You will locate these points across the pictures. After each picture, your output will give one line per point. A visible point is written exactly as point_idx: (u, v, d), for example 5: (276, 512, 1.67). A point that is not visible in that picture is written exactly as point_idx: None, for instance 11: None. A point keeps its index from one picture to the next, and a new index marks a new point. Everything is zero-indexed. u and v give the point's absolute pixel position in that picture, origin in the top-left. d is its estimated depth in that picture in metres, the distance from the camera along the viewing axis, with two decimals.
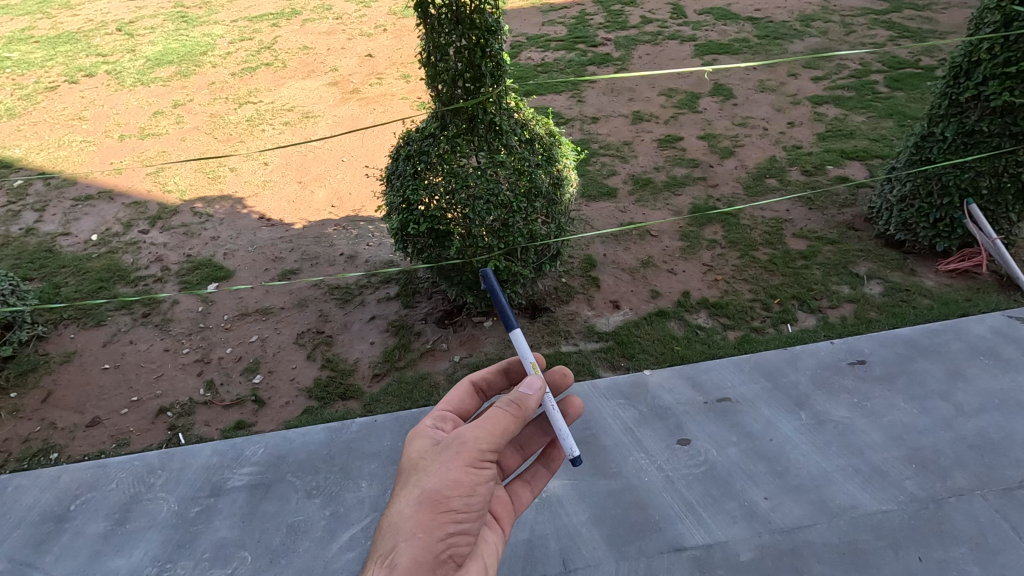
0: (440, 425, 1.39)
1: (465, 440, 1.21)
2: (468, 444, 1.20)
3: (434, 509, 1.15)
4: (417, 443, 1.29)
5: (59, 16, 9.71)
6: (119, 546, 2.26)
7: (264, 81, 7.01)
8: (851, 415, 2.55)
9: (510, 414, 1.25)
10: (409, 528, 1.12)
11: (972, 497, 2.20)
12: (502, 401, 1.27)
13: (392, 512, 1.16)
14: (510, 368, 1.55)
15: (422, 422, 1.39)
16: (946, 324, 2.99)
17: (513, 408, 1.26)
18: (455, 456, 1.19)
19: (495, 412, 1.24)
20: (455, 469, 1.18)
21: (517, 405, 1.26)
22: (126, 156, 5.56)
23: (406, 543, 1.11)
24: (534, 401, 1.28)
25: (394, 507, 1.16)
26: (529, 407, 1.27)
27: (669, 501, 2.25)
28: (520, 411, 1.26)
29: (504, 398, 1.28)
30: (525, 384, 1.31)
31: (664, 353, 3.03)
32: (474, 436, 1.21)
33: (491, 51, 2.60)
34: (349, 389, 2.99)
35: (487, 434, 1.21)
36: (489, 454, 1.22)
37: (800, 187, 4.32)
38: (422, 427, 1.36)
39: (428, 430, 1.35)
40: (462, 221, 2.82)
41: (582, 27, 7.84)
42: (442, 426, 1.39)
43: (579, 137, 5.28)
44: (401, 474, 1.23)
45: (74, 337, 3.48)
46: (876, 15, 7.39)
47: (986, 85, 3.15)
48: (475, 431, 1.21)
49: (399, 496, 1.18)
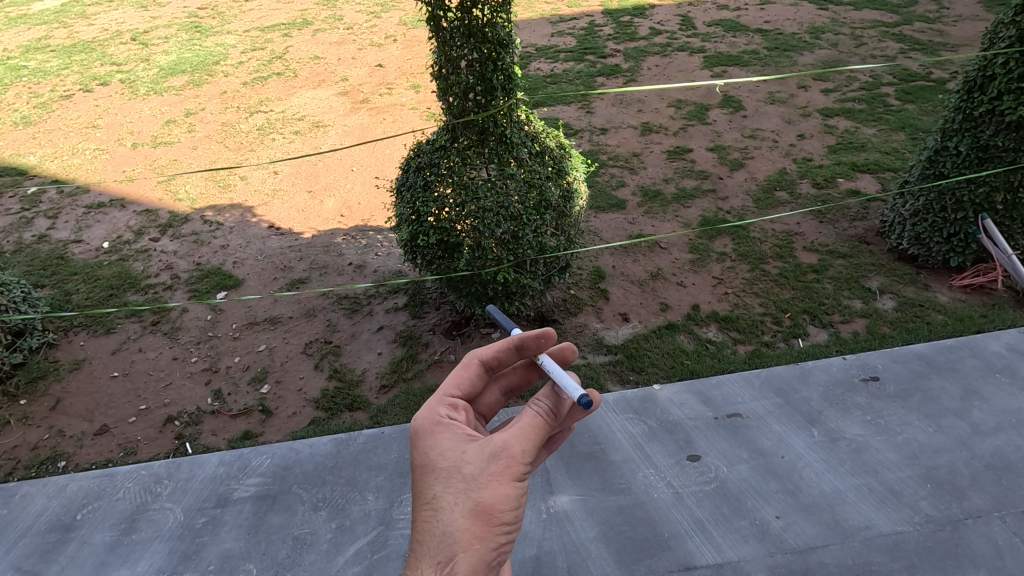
0: (455, 413, 1.31)
1: (513, 450, 1.16)
2: (516, 455, 1.16)
3: (487, 522, 1.12)
4: (447, 441, 1.22)
5: (75, 26, 9.86)
6: (125, 556, 2.26)
7: (275, 90, 7.08)
8: (863, 433, 2.51)
9: (547, 416, 1.21)
10: (465, 539, 1.10)
11: (991, 519, 2.15)
12: (535, 406, 1.22)
13: (442, 520, 1.12)
14: (522, 346, 1.36)
15: (436, 410, 1.29)
16: (961, 341, 2.95)
17: (547, 409, 1.22)
18: (506, 469, 1.15)
19: (535, 418, 1.20)
20: (506, 482, 1.14)
21: (552, 405, 1.22)
22: (138, 164, 5.61)
23: (465, 555, 1.09)
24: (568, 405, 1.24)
25: (442, 515, 1.12)
26: (563, 412, 1.23)
27: (679, 517, 2.22)
28: (554, 417, 1.22)
29: (542, 402, 1.23)
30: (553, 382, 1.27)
31: (674, 367, 2.99)
32: (520, 446, 1.17)
33: (502, 65, 2.60)
34: (356, 400, 2.98)
35: (534, 446, 1.17)
36: (532, 464, 1.18)
37: (810, 200, 4.29)
38: (438, 422, 1.27)
39: (450, 423, 1.26)
40: (472, 233, 2.81)
41: (591, 38, 7.87)
42: (458, 414, 1.32)
43: (587, 148, 5.29)
44: (438, 475, 1.17)
45: (84, 345, 3.50)
46: (887, 27, 7.37)
47: (1001, 100, 3.12)
48: (523, 443, 1.17)
49: (444, 501, 1.13)
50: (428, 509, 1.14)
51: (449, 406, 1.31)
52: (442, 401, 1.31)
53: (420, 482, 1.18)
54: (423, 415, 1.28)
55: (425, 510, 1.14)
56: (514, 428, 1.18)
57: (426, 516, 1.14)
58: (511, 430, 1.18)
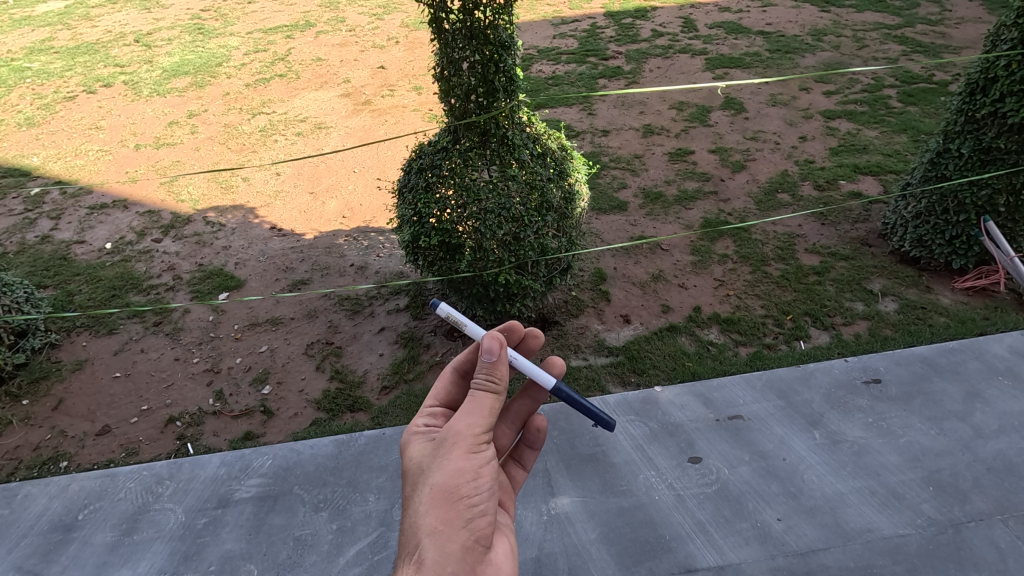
0: (432, 420, 1.36)
1: (458, 428, 1.20)
2: (463, 431, 1.20)
3: (448, 501, 1.13)
4: (417, 445, 1.27)
5: (78, 28, 9.90)
6: (127, 557, 2.26)
7: (277, 91, 7.10)
8: (866, 435, 2.50)
9: (491, 388, 1.25)
10: (429, 524, 1.10)
11: (993, 522, 2.15)
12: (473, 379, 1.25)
13: (411, 513, 1.14)
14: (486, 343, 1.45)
15: (414, 422, 1.36)
16: (964, 344, 2.95)
17: (485, 379, 1.25)
18: (455, 445, 1.18)
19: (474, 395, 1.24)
20: (459, 458, 1.17)
21: (490, 376, 1.25)
22: (141, 165, 5.63)
23: (430, 539, 1.09)
24: (500, 362, 1.26)
25: (411, 510, 1.14)
26: (496, 371, 1.26)
27: (680, 519, 2.21)
28: (490, 381, 1.25)
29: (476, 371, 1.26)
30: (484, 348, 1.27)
31: (675, 368, 2.99)
32: (465, 422, 1.21)
33: (503, 66, 2.60)
34: (357, 401, 2.98)
35: (478, 418, 1.21)
36: (484, 435, 1.21)
37: (812, 202, 4.29)
38: (413, 430, 1.32)
39: (422, 429, 1.32)
40: (473, 234, 2.81)
41: (593, 41, 7.88)
42: (436, 420, 1.37)
43: (589, 150, 5.29)
44: (409, 477, 1.21)
45: (86, 345, 3.51)
46: (889, 30, 7.37)
47: (1003, 102, 3.11)
48: (467, 419, 1.21)
49: (413, 498, 1.16)
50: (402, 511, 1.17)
51: (426, 416, 1.37)
52: (421, 411, 1.38)
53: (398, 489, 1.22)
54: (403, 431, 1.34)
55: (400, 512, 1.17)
56: (459, 410, 1.23)
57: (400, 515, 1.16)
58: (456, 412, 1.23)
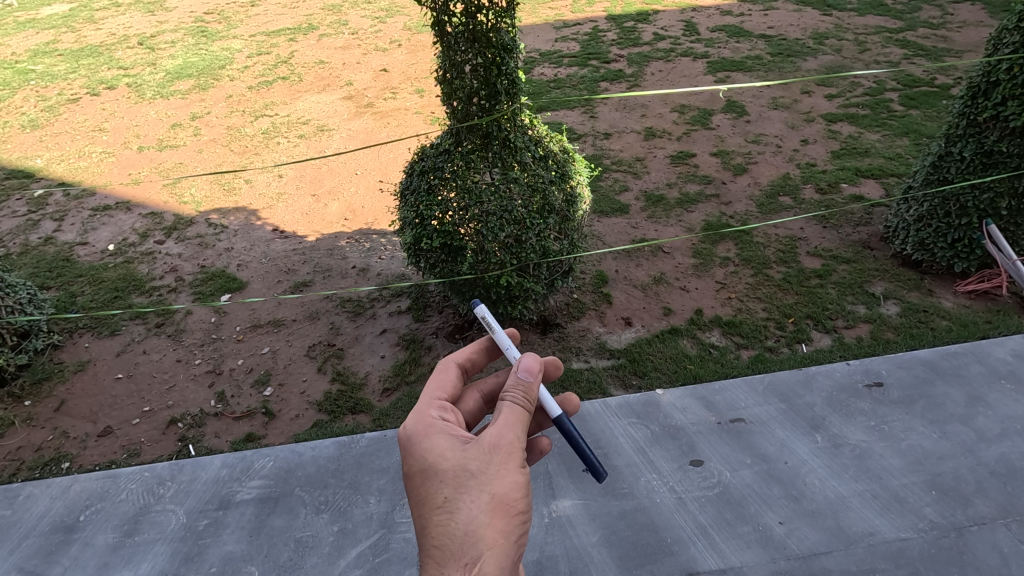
0: (446, 414, 1.28)
1: (510, 438, 1.18)
2: (513, 442, 1.18)
3: (505, 513, 1.10)
4: (443, 442, 1.19)
5: (83, 31, 9.95)
6: (128, 558, 2.26)
7: (280, 94, 7.12)
8: (868, 438, 2.50)
9: (526, 408, 1.25)
10: (489, 535, 1.07)
11: (995, 526, 2.14)
12: (514, 395, 1.25)
13: (460, 519, 1.08)
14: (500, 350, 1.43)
15: (427, 413, 1.26)
16: (966, 347, 2.94)
17: (522, 398, 1.25)
18: (509, 456, 1.16)
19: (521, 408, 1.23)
20: (511, 467, 1.15)
21: (525, 395, 1.26)
22: (143, 168, 5.64)
23: (491, 552, 1.06)
24: (536, 387, 1.28)
25: (460, 514, 1.09)
26: (533, 394, 1.27)
27: (681, 523, 2.21)
28: (529, 402, 1.26)
29: (514, 390, 1.25)
30: (524, 370, 1.28)
31: (676, 371, 2.99)
32: (513, 434, 1.19)
33: (506, 69, 2.59)
34: (359, 403, 2.99)
35: (524, 431, 1.21)
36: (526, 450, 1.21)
37: (814, 206, 4.28)
38: (433, 422, 1.23)
39: (441, 424, 1.24)
40: (474, 237, 2.81)
41: (594, 44, 7.90)
42: (448, 415, 1.29)
43: (590, 153, 5.29)
44: (444, 478, 1.13)
45: (89, 346, 3.52)
46: (891, 33, 7.37)
47: (1005, 106, 3.10)
48: (514, 430, 1.19)
49: (458, 501, 1.10)
50: (441, 513, 1.10)
51: (441, 410, 1.28)
52: (433, 404, 1.28)
53: (424, 488, 1.14)
54: (414, 422, 1.23)
55: (437, 513, 1.10)
56: (501, 419, 1.20)
57: (442, 520, 1.09)
58: (501, 420, 1.20)
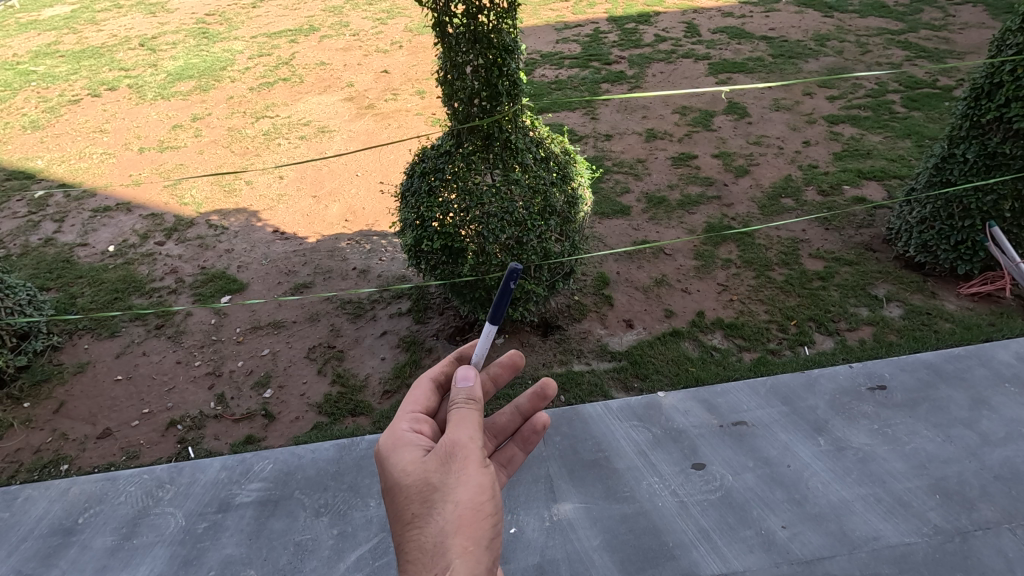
0: (417, 426, 1.26)
1: (463, 440, 1.14)
2: (467, 443, 1.15)
3: (472, 519, 1.07)
4: (407, 456, 1.17)
5: (84, 32, 9.95)
6: (126, 561, 2.25)
7: (281, 96, 7.11)
8: (872, 442, 2.48)
9: (476, 409, 1.21)
10: (458, 544, 1.04)
11: (1000, 531, 2.12)
12: (459, 398, 1.22)
13: (430, 531, 1.05)
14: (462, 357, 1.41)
15: (395, 430, 1.25)
16: (969, 350, 2.92)
17: (470, 400, 1.22)
18: (467, 459, 1.13)
19: (467, 410, 1.20)
20: (472, 471, 1.11)
21: (471, 396, 1.22)
22: (145, 169, 5.64)
23: (461, 560, 1.02)
24: (480, 388, 1.25)
25: (428, 527, 1.06)
26: (480, 396, 1.24)
27: (683, 527, 2.19)
28: (478, 403, 1.22)
29: (458, 395, 1.22)
30: (463, 376, 1.25)
31: (678, 374, 2.97)
32: (467, 435, 1.16)
33: (507, 70, 2.57)
34: (359, 405, 2.97)
35: (479, 429, 1.17)
36: (486, 450, 1.17)
37: (816, 207, 4.27)
38: (399, 438, 1.22)
39: (408, 437, 1.22)
40: (475, 238, 2.80)
41: (596, 45, 7.89)
42: (420, 427, 1.27)
43: (591, 155, 5.28)
44: (410, 493, 1.11)
45: (89, 348, 3.51)
46: (892, 35, 7.37)
47: (1009, 107, 3.08)
48: (468, 430, 1.16)
49: (425, 514, 1.08)
50: (412, 529, 1.08)
51: (409, 422, 1.27)
52: (402, 418, 1.27)
53: (394, 506, 1.12)
54: (383, 440, 1.23)
55: (408, 529, 1.08)
56: (453, 422, 1.18)
57: (412, 535, 1.07)
58: (452, 425, 1.17)
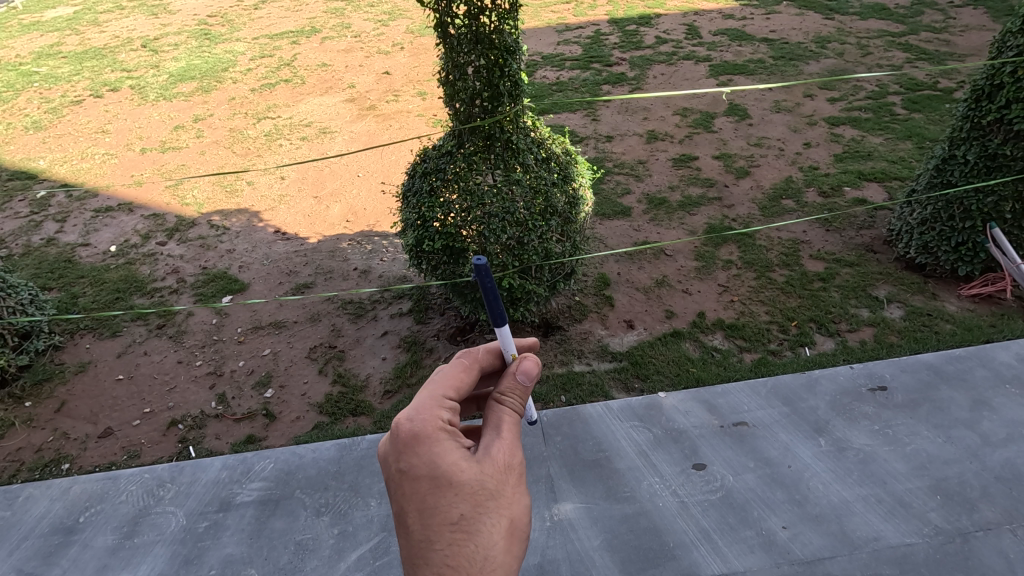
0: (454, 417, 1.14)
1: (520, 457, 1.12)
2: (520, 460, 1.12)
3: (516, 536, 1.06)
4: (456, 452, 1.07)
5: (86, 33, 9.97)
6: (127, 560, 2.25)
7: (282, 97, 7.12)
8: (872, 443, 2.48)
9: (520, 415, 1.20)
10: (505, 561, 1.02)
11: (1001, 532, 2.12)
12: (513, 405, 1.18)
13: (479, 542, 1.01)
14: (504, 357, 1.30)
15: (436, 413, 1.11)
16: (970, 351, 2.92)
17: (521, 408, 1.20)
18: (519, 477, 1.10)
19: (514, 419, 1.18)
20: (522, 490, 1.10)
21: (521, 401, 1.21)
22: (147, 169, 5.65)
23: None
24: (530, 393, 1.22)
25: (477, 536, 1.02)
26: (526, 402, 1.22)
27: (683, 527, 2.19)
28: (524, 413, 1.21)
29: (511, 393, 1.20)
30: (524, 373, 1.20)
31: (678, 374, 2.98)
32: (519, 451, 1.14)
33: (509, 71, 2.58)
34: (360, 406, 2.97)
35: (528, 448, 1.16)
36: None
37: (817, 209, 4.28)
38: (444, 426, 1.10)
39: (450, 428, 1.12)
40: (477, 238, 2.81)
41: (597, 47, 7.91)
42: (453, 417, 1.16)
43: (592, 155, 5.28)
44: (461, 491, 1.04)
45: (90, 347, 3.52)
46: (894, 37, 7.37)
47: (1009, 109, 3.09)
48: (521, 446, 1.14)
49: (475, 521, 1.03)
50: (457, 531, 1.02)
51: (448, 410, 1.14)
52: (443, 401, 1.13)
53: (439, 500, 1.03)
54: (423, 421, 1.09)
55: (453, 531, 1.01)
56: (514, 434, 1.14)
57: (460, 539, 1.01)
58: (512, 436, 1.13)
